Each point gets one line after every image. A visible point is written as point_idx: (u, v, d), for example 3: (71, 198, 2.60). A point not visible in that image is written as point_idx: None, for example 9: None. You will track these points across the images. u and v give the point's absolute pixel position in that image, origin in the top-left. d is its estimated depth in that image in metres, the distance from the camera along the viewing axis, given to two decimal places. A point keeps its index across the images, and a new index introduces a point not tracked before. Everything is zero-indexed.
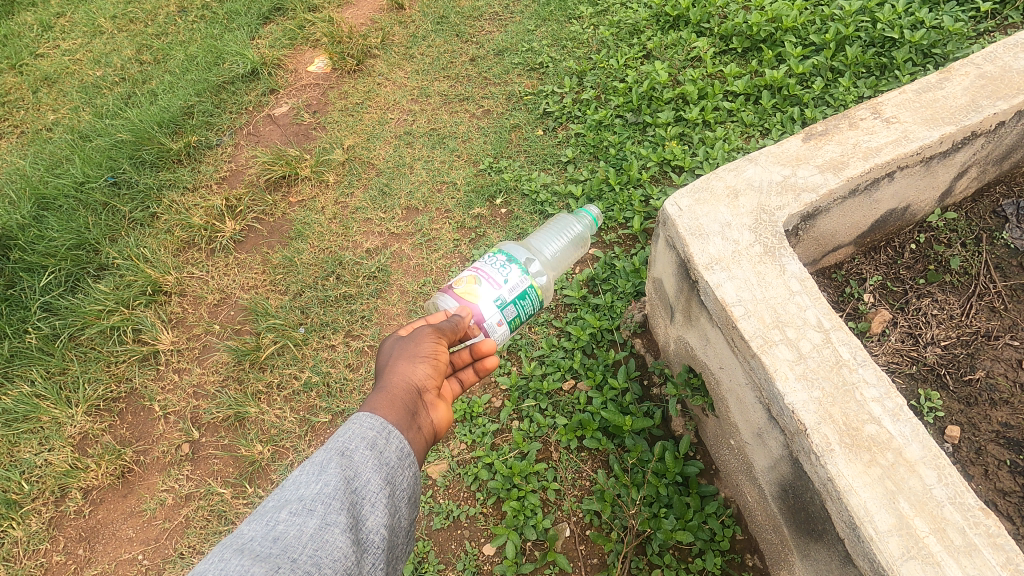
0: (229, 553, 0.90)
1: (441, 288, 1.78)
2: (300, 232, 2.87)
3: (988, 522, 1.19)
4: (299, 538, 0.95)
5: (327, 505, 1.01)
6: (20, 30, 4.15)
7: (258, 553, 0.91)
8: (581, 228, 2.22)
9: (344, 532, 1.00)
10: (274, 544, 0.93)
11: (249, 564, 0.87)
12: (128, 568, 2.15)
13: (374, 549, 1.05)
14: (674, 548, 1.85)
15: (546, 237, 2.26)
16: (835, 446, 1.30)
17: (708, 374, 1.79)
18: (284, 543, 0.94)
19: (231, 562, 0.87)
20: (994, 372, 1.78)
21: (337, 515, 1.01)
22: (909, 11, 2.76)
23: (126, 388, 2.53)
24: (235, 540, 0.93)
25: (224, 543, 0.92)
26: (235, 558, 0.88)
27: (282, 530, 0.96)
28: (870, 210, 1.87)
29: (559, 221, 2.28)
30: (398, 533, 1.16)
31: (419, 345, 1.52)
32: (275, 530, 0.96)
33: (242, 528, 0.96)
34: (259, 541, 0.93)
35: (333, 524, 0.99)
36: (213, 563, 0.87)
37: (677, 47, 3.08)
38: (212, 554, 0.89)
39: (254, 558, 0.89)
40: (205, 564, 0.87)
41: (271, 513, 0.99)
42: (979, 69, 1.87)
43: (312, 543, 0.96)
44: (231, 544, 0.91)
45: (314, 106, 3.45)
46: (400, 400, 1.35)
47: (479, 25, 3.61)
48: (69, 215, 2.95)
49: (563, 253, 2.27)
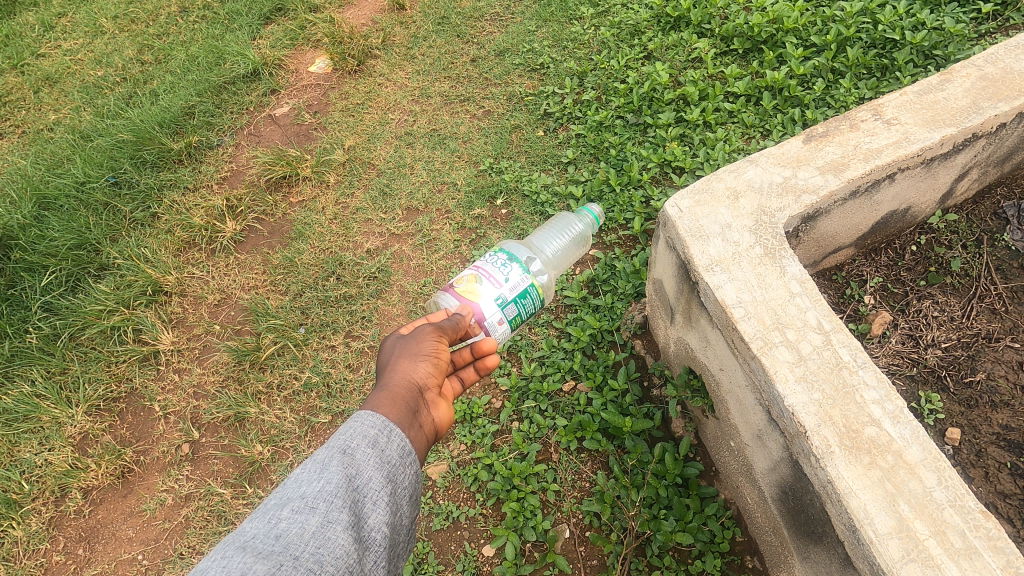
0: (231, 550, 0.90)
1: (442, 287, 1.78)
2: (300, 232, 2.88)
3: (988, 525, 1.19)
4: (300, 536, 0.95)
5: (328, 503, 1.01)
6: (21, 30, 4.16)
7: (260, 550, 0.91)
8: (582, 226, 2.22)
9: (345, 530, 1.00)
10: (276, 541, 0.94)
11: (252, 562, 0.88)
12: (128, 568, 2.15)
13: (375, 546, 1.06)
14: (674, 549, 1.85)
15: (547, 237, 2.26)
16: (835, 448, 1.30)
17: (708, 375, 1.78)
18: (286, 541, 0.94)
19: (233, 560, 0.87)
20: (995, 374, 1.77)
21: (339, 513, 1.01)
22: (910, 12, 2.76)
23: (126, 388, 2.53)
24: (237, 538, 0.93)
25: (226, 540, 0.93)
26: (237, 555, 0.88)
27: (284, 527, 0.96)
28: (871, 211, 1.86)
29: (561, 220, 2.28)
30: (399, 531, 1.16)
31: (420, 343, 1.52)
32: (277, 528, 0.96)
33: (244, 526, 0.96)
34: (261, 539, 0.94)
35: (334, 522, 1.00)
36: (216, 560, 0.87)
37: (677, 48, 3.08)
38: (215, 552, 0.90)
39: (257, 556, 0.90)
40: (207, 562, 0.88)
41: (273, 511, 0.99)
42: (980, 70, 1.87)
43: (314, 541, 0.96)
44: (234, 541, 0.92)
45: (314, 106, 3.45)
46: (401, 398, 1.35)
47: (480, 26, 3.61)
48: (70, 215, 2.95)
49: (565, 252, 2.27)
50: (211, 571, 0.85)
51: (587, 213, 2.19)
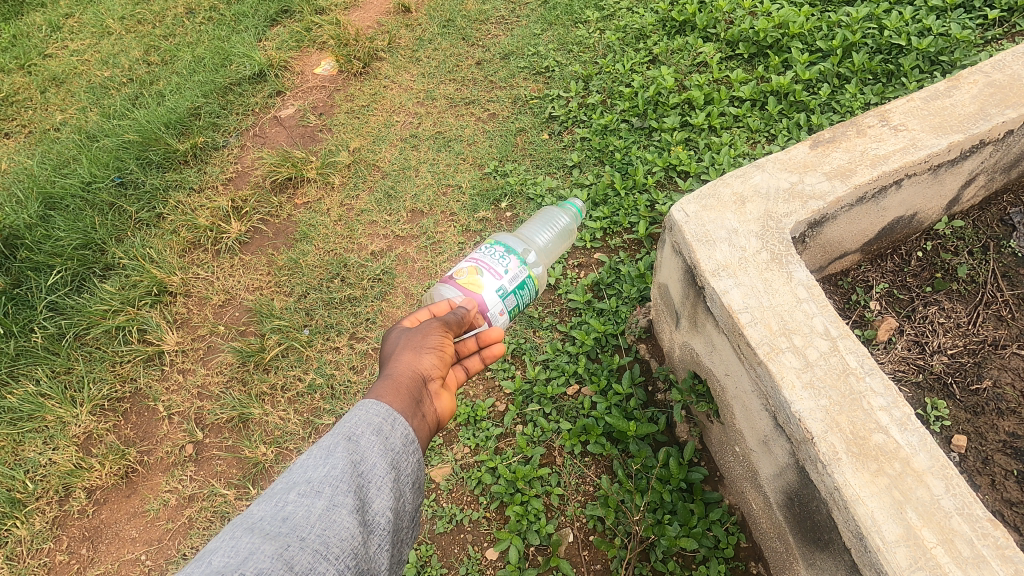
0: (239, 530, 0.92)
1: (441, 277, 1.82)
2: (305, 234, 2.89)
3: (996, 534, 1.19)
4: (307, 518, 0.96)
5: (334, 488, 1.02)
6: (29, 31, 4.18)
7: (268, 532, 0.92)
8: (566, 220, 2.29)
9: (350, 513, 1.00)
10: (283, 523, 0.95)
11: (259, 543, 0.89)
12: (131, 568, 2.15)
13: (380, 531, 1.05)
14: (678, 555, 1.84)
15: (535, 241, 2.29)
16: (842, 455, 1.30)
17: (713, 381, 1.78)
18: (293, 523, 0.95)
19: (241, 540, 0.89)
20: (1001, 382, 1.76)
21: (345, 497, 1.01)
22: (916, 17, 2.75)
23: (131, 388, 2.53)
24: (245, 520, 0.95)
25: (235, 521, 0.94)
26: (246, 536, 0.90)
27: (292, 510, 0.97)
28: (877, 217, 1.86)
29: (546, 214, 2.34)
30: (403, 517, 1.15)
31: (426, 337, 1.53)
32: (284, 511, 0.97)
33: (253, 508, 0.97)
34: (268, 521, 0.95)
35: (340, 505, 1.00)
36: (224, 540, 0.89)
37: (683, 52, 3.07)
38: (224, 533, 0.91)
39: (265, 537, 0.91)
40: (216, 542, 0.89)
41: (279, 494, 1.00)
42: (987, 77, 1.87)
43: (320, 523, 0.96)
44: (241, 523, 0.93)
45: (320, 108, 3.46)
46: (405, 388, 1.34)
47: (486, 29, 3.62)
48: (77, 215, 2.96)
49: (552, 245, 2.35)
50: (220, 551, 0.87)
51: (569, 207, 2.24)
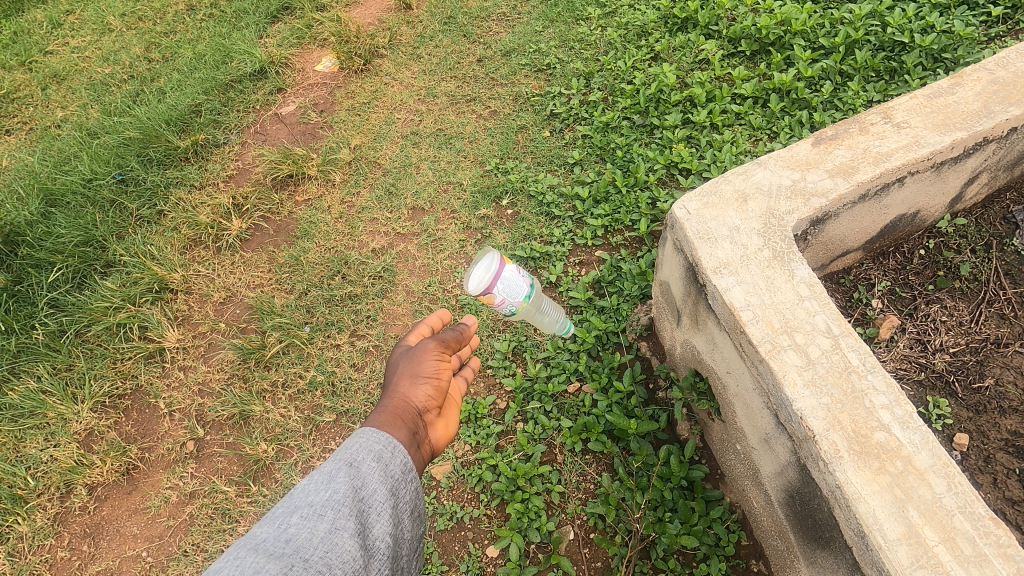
0: (243, 552, 0.91)
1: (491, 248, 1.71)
2: (306, 231, 2.88)
3: (998, 533, 1.18)
4: (310, 540, 0.95)
5: (336, 511, 1.01)
6: (30, 27, 4.17)
7: (271, 552, 0.92)
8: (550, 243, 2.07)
9: (352, 537, 1.00)
10: (286, 544, 0.94)
11: (264, 563, 0.88)
12: (132, 565, 2.15)
13: (380, 556, 1.04)
14: (679, 552, 1.84)
15: None
16: (843, 453, 1.30)
17: (715, 379, 1.78)
18: (296, 545, 0.94)
19: (246, 561, 0.88)
20: (1003, 380, 1.75)
21: (346, 521, 1.01)
22: (919, 14, 2.74)
23: (132, 385, 2.53)
24: (249, 541, 0.94)
25: (237, 542, 0.93)
26: (250, 556, 0.89)
27: (294, 532, 0.96)
28: (879, 215, 1.85)
29: None
30: (401, 544, 1.14)
31: (426, 362, 1.51)
32: (287, 532, 0.96)
33: (255, 531, 0.97)
34: (271, 542, 0.94)
35: (342, 529, 0.99)
36: (228, 561, 0.88)
37: (685, 50, 3.06)
38: (227, 554, 0.90)
39: (268, 557, 0.90)
40: (219, 563, 0.88)
41: (282, 517, 0.99)
42: (991, 74, 1.86)
43: (322, 545, 0.96)
44: (246, 544, 0.92)
45: (321, 105, 3.45)
46: (403, 418, 1.33)
47: (487, 26, 3.61)
48: (78, 212, 2.96)
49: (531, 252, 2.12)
50: (224, 571, 0.86)
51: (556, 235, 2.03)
